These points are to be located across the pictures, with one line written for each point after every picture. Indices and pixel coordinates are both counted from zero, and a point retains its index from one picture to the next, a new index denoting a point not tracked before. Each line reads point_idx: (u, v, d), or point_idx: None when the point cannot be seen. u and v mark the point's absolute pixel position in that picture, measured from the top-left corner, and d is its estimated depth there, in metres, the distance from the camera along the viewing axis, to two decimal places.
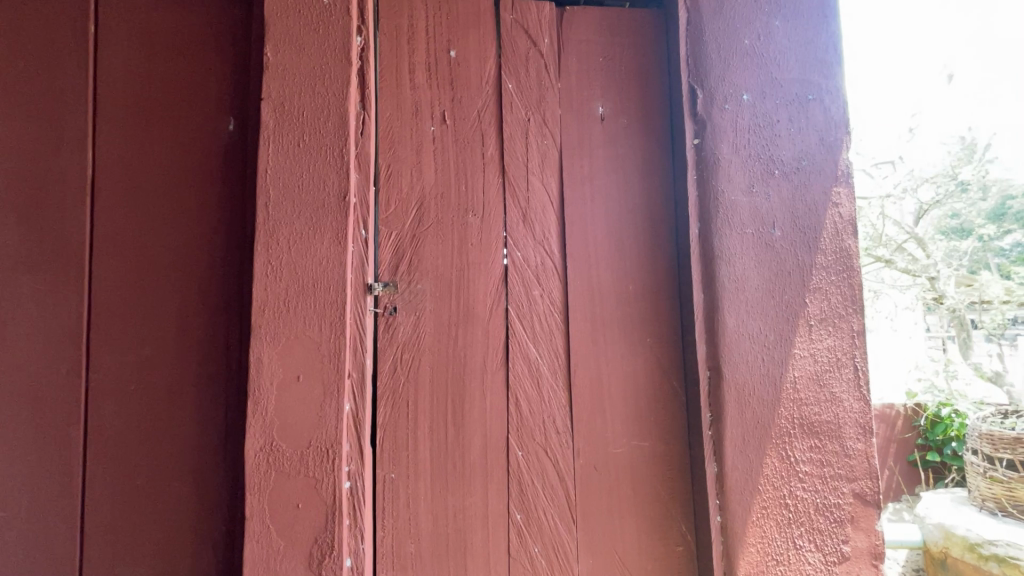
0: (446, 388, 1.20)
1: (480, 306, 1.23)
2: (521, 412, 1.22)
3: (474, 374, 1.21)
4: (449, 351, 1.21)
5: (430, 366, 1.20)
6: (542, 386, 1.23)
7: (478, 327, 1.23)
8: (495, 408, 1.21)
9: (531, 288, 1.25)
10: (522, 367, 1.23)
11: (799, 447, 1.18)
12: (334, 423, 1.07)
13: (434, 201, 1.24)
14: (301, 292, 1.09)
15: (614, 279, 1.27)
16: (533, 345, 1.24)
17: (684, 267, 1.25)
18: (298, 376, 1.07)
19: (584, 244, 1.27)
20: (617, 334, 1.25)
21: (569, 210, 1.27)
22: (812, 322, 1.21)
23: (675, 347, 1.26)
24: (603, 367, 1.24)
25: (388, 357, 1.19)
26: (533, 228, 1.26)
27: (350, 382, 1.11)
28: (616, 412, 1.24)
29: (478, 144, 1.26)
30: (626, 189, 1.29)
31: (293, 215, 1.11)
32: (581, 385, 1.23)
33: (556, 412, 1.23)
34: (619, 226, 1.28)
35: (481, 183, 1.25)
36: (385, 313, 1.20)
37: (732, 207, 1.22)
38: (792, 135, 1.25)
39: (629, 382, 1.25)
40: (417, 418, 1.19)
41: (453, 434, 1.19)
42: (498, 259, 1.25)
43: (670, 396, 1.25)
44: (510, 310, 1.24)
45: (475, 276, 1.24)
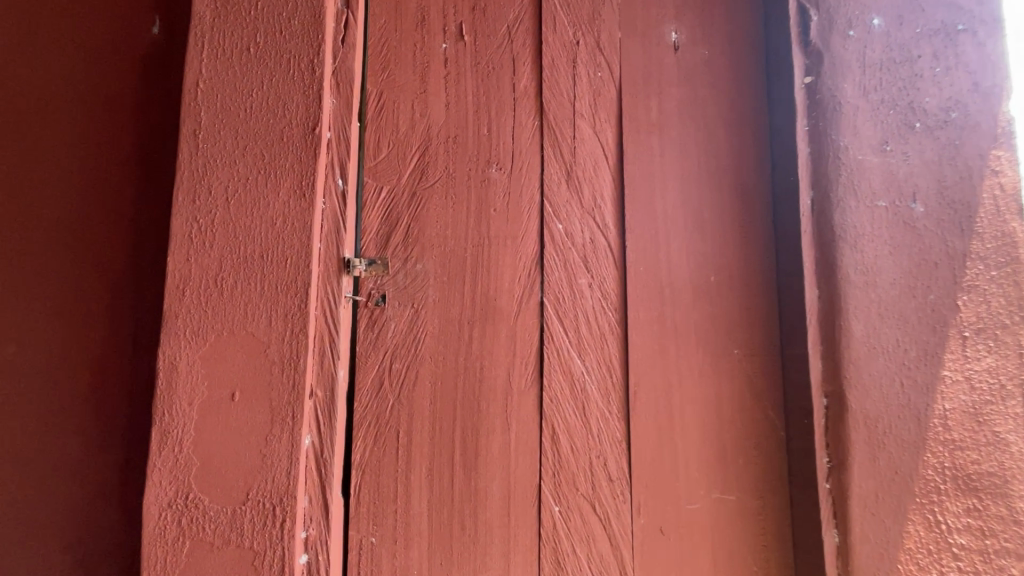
0: (454, 414, 0.84)
1: (505, 296, 0.87)
2: (559, 449, 0.86)
3: (495, 394, 0.85)
4: (460, 360, 0.85)
5: (433, 381, 0.84)
6: (589, 414, 0.87)
7: (500, 328, 0.87)
8: (523, 445, 0.85)
9: (576, 275, 0.90)
10: (562, 386, 0.87)
11: (954, 512, 0.80)
12: (287, 467, 0.71)
13: (444, 148, 0.88)
14: (242, 267, 0.73)
15: (689, 266, 0.92)
16: (578, 354, 0.88)
17: (786, 252, 0.91)
18: (233, 394, 0.71)
19: (649, 217, 0.92)
20: (693, 342, 0.90)
21: (629, 169, 0.92)
22: (969, 332, 0.83)
23: (772, 363, 0.91)
24: (675, 387, 0.89)
25: (373, 367, 0.83)
26: (579, 192, 0.91)
27: (312, 403, 0.75)
28: (691, 452, 0.88)
29: (508, 71, 0.91)
30: (706, 145, 0.95)
31: (235, 152, 0.74)
32: (643, 414, 0.88)
33: (608, 450, 0.87)
34: (697, 194, 0.93)
35: (510, 126, 0.90)
36: (370, 303, 0.84)
37: (858, 170, 0.87)
38: (940, 72, 0.90)
39: (710, 411, 0.89)
40: (411, 457, 0.82)
41: (462, 480, 0.83)
42: (532, 232, 0.89)
43: (765, 432, 0.90)
44: (547, 304, 0.88)
45: (498, 255, 0.88)
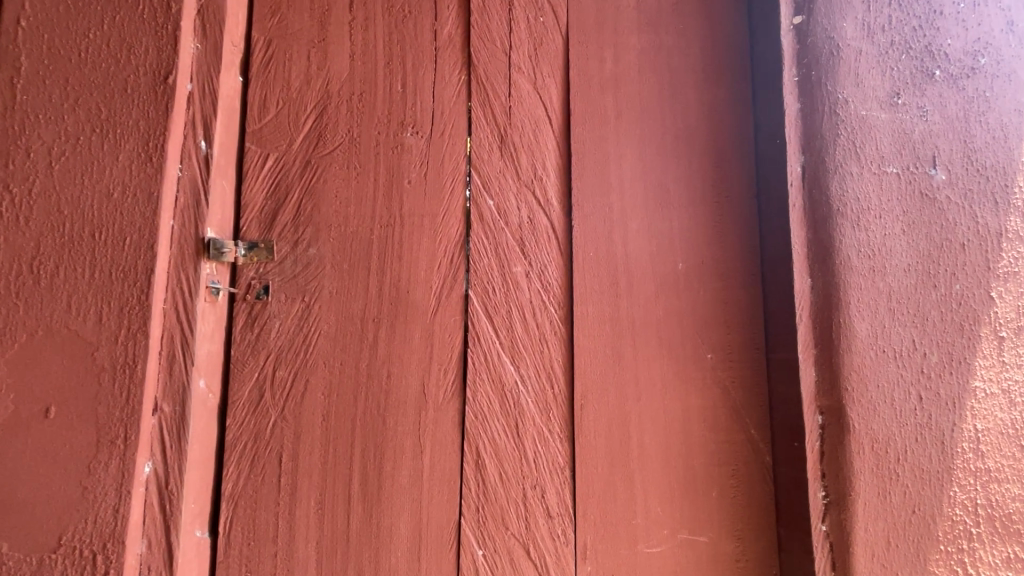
0: (352, 433, 0.68)
1: (420, 288, 0.71)
2: (484, 478, 0.69)
3: (404, 409, 0.69)
4: (361, 367, 0.69)
5: (326, 393, 0.68)
6: (523, 434, 0.70)
7: (413, 327, 0.70)
8: (440, 472, 0.69)
9: (510, 262, 0.73)
10: (490, 400, 0.70)
11: (990, 561, 0.65)
12: (114, 504, 0.55)
13: (348, 108, 0.72)
14: (66, 249, 0.58)
15: (651, 251, 0.75)
16: (511, 359, 0.71)
17: (771, 233, 0.73)
18: (47, 409, 0.55)
19: (603, 191, 0.75)
20: (656, 345, 0.73)
21: (577, 132, 0.76)
22: (1003, 333, 0.68)
23: (755, 371, 0.73)
24: (632, 401, 0.72)
25: (251, 374, 0.68)
26: (515, 160, 0.75)
27: (156, 421, 0.59)
28: (653, 482, 0.71)
29: (428, 16, 0.75)
30: (673, 104, 0.77)
31: (64, 105, 0.59)
32: (592, 434, 0.71)
33: (547, 479, 0.70)
34: (661, 163, 0.76)
35: (430, 82, 0.74)
36: (249, 296, 0.69)
37: (861, 129, 0.70)
38: (965, 9, 0.72)
39: (677, 430, 0.72)
40: (297, 488, 0.66)
41: (360, 516, 0.67)
42: (455, 210, 0.73)
43: (747, 456, 0.72)
44: (473, 297, 0.72)
45: (412, 237, 0.72)
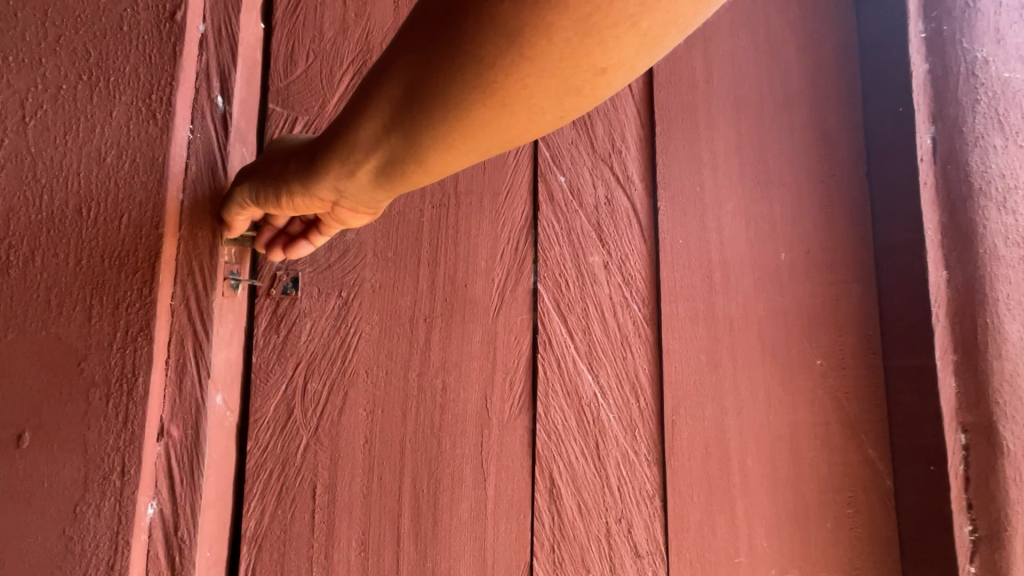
0: (401, 458, 0.55)
1: (480, 281, 0.59)
2: (560, 510, 0.57)
3: (463, 428, 0.57)
4: (412, 377, 0.57)
5: (368, 408, 0.56)
6: (605, 457, 0.59)
7: (472, 328, 0.58)
8: (507, 506, 0.57)
9: (585, 250, 0.61)
10: (564, 416, 0.59)
11: None
12: (107, 558, 0.42)
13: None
14: (47, 228, 0.45)
15: (749, 239, 0.64)
16: (589, 367, 0.60)
17: (894, 217, 0.62)
18: (21, 434, 0.43)
19: (692, 168, 0.64)
20: (759, 349, 0.62)
21: (659, 98, 0.65)
22: None
23: (876, 380, 0.62)
24: (732, 415, 0.60)
25: (278, 389, 0.55)
26: (589, 132, 0.64)
27: (161, 449, 0.46)
28: (757, 512, 0.59)
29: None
30: (767, 69, 0.67)
31: (42, 43, 0.46)
32: (686, 456, 0.59)
33: (633, 510, 0.58)
34: (755, 136, 0.66)
35: None
36: (274, 291, 0.56)
37: (1005, 93, 0.59)
38: None
39: (784, 451, 0.61)
40: (333, 527, 0.54)
41: (412, 560, 0.54)
42: (521, 188, 0.62)
43: (866, 481, 0.61)
44: (543, 292, 0.60)
45: (471, 221, 0.60)
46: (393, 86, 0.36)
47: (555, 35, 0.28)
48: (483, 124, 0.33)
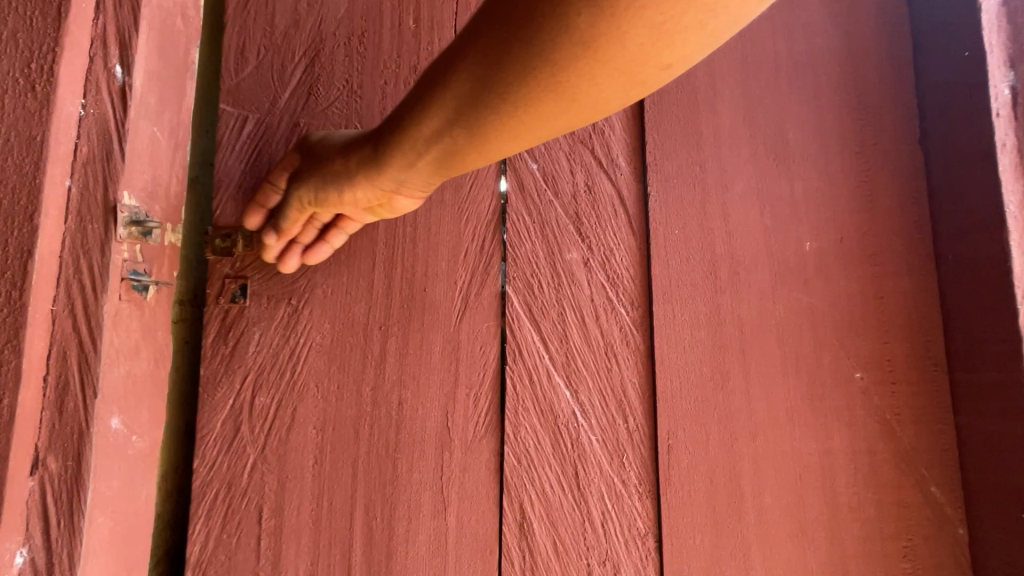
0: (347, 490, 0.46)
1: (441, 284, 0.50)
2: (530, 558, 0.47)
3: (415, 455, 0.47)
4: (360, 397, 0.48)
5: (321, 427, 0.47)
6: (585, 490, 0.48)
7: (427, 336, 0.49)
8: (466, 550, 0.46)
9: (562, 241, 0.51)
10: (537, 440, 0.48)
11: None
12: None
13: (348, 59, 0.54)
14: None
15: (767, 221, 0.52)
16: (566, 382, 0.49)
17: (962, 189, 0.48)
18: None
19: (691, 142, 0.53)
20: (778, 357, 0.50)
21: None
22: None
23: (940, 397, 0.49)
24: (743, 439, 0.48)
25: (224, 403, 0.48)
26: None
27: (36, 485, 0.38)
28: (780, 565, 0.47)
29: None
30: (786, 19, 0.55)
31: None
32: (685, 490, 0.48)
33: (620, 559, 0.47)
34: (771, 98, 0.54)
35: (450, 13, 0.56)
36: (222, 300, 0.49)
37: None
38: None
39: (814, 486, 0.48)
40: (281, 565, 0.46)
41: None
42: (486, 173, 0.52)
43: (928, 530, 0.47)
44: (512, 296, 0.50)
45: (424, 210, 0.51)
46: (463, 76, 0.33)
47: (628, 41, 0.27)
48: (544, 120, 0.32)
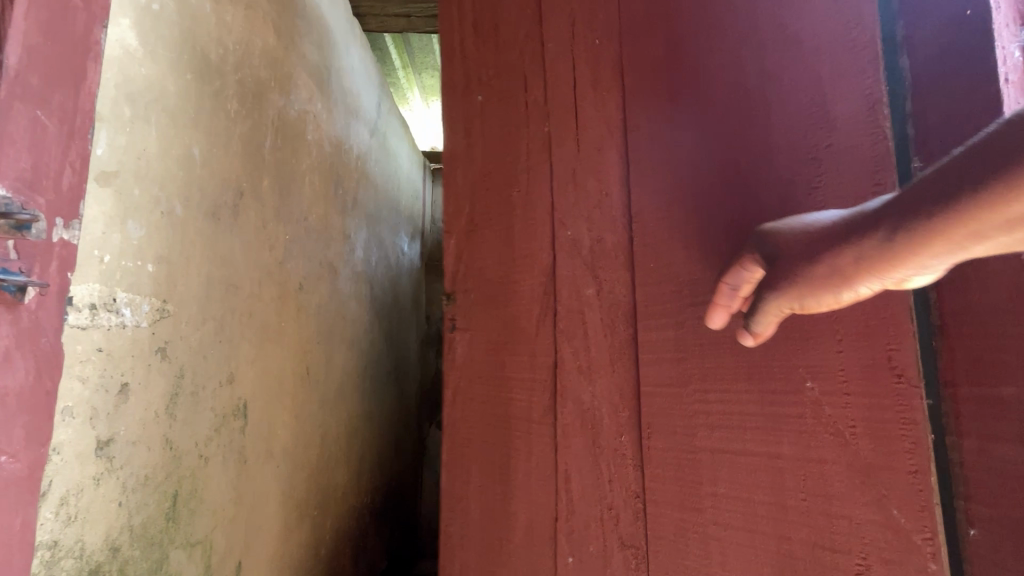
0: (494, 438, 0.70)
1: (525, 307, 0.70)
2: (570, 490, 0.65)
3: (519, 414, 0.69)
4: (495, 384, 0.71)
5: (482, 401, 0.72)
6: (601, 454, 0.63)
7: (521, 351, 0.70)
8: (537, 480, 0.67)
9: (580, 275, 0.66)
10: (569, 417, 0.65)
11: None
12: None
13: (478, 178, 0.76)
14: None
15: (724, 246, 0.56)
16: (586, 377, 0.65)
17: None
18: None
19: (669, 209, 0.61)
20: (731, 365, 0.55)
21: (642, 146, 0.64)
22: None
23: (911, 412, 0.45)
24: (701, 433, 0.57)
25: (451, 398, 0.73)
26: (586, 196, 0.67)
27: None
28: (728, 534, 0.55)
29: (526, 89, 0.74)
30: (762, 41, 0.57)
31: None
32: (658, 465, 0.59)
33: (621, 504, 0.62)
34: (738, 124, 0.57)
35: (523, 147, 0.73)
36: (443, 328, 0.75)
37: None
38: None
39: (763, 483, 0.53)
40: (466, 483, 0.71)
41: (495, 512, 0.69)
42: (546, 248, 0.69)
43: (891, 553, 0.46)
44: (556, 308, 0.67)
45: (519, 267, 0.71)
46: None
47: None
48: None
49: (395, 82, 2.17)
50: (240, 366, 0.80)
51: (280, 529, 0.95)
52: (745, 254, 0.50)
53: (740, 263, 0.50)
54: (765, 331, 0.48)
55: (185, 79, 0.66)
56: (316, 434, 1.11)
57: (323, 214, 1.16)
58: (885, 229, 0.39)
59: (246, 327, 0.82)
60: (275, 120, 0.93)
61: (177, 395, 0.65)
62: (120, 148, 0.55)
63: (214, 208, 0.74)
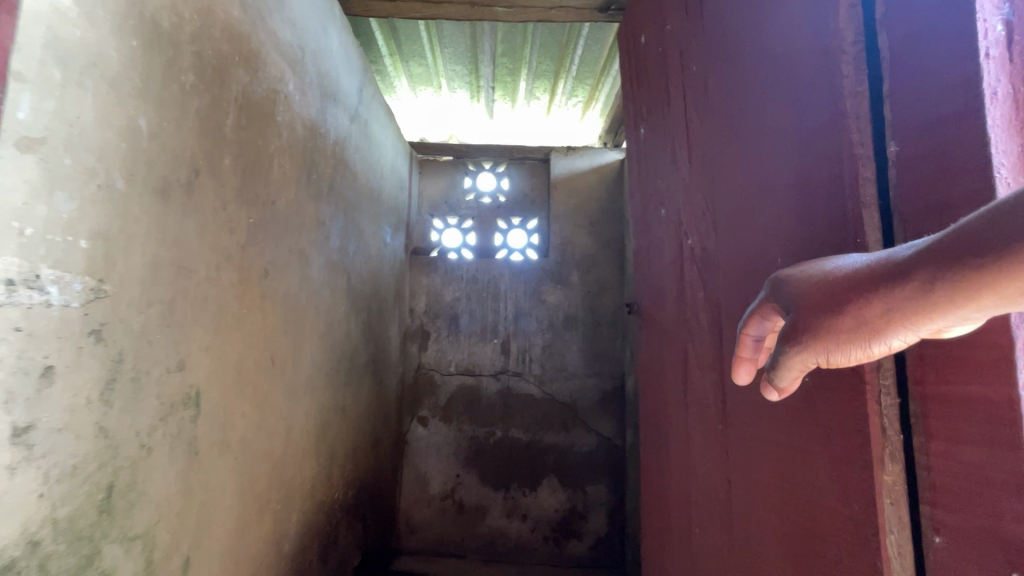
0: (663, 411, 0.94)
1: (672, 310, 0.89)
2: (695, 461, 0.79)
3: (674, 398, 0.88)
4: (663, 370, 0.94)
5: (656, 383, 0.99)
6: (708, 433, 0.75)
7: (670, 346, 0.90)
8: (685, 453, 0.84)
9: (696, 283, 0.78)
10: (693, 402, 0.80)
11: None
12: None
13: (648, 208, 1.03)
14: None
15: (752, 242, 0.62)
16: (697, 365, 0.78)
17: (923, 165, 0.41)
18: None
19: (725, 213, 0.69)
20: None
21: (712, 157, 0.73)
22: None
23: (861, 408, 0.45)
24: (752, 418, 0.63)
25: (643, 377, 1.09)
26: (693, 205, 0.79)
27: None
28: (763, 505, 0.60)
29: (666, 116, 0.91)
30: (771, 49, 0.59)
31: None
32: (733, 444, 0.68)
33: (716, 477, 0.73)
34: (759, 138, 0.61)
35: (668, 166, 0.91)
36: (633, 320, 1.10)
37: None
38: None
39: (783, 465, 0.57)
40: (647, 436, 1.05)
41: (666, 469, 0.93)
42: (677, 253, 0.86)
43: (852, 547, 0.46)
44: (686, 309, 0.82)
45: (666, 274, 0.92)
46: None
47: None
48: None
49: (383, 70, 2.12)
50: (193, 352, 0.77)
51: (238, 523, 0.91)
52: (763, 304, 0.50)
53: (760, 313, 0.50)
54: (790, 385, 0.46)
55: (131, 47, 0.62)
56: (281, 426, 1.08)
57: (294, 198, 1.12)
58: (920, 279, 0.37)
59: (199, 312, 0.78)
60: (238, 97, 0.89)
61: (115, 382, 0.61)
62: (48, 113, 0.51)
63: (164, 184, 0.69)
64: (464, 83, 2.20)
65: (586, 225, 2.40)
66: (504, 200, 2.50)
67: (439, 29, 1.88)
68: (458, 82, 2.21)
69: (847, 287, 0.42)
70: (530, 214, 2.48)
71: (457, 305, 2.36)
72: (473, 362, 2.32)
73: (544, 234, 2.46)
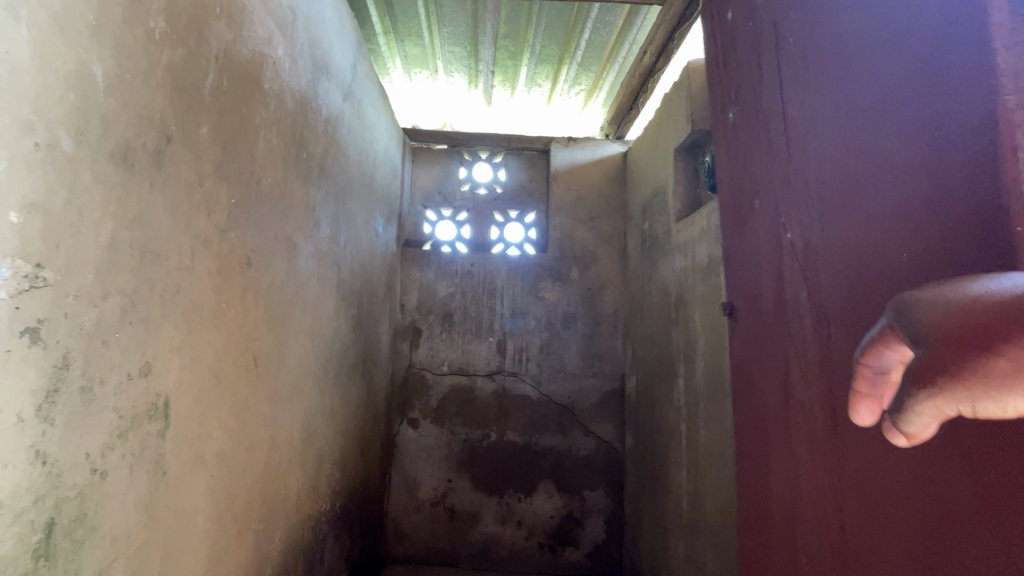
0: (743, 427, 0.83)
1: (762, 313, 0.78)
2: (787, 487, 0.69)
3: (760, 413, 0.77)
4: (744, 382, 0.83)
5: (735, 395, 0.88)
6: (805, 454, 0.64)
7: (756, 353, 0.79)
8: (772, 476, 0.73)
9: (796, 281, 0.68)
10: (788, 418, 0.69)
11: None
12: None
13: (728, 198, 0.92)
14: None
15: (869, 234, 0.53)
16: (795, 378, 0.68)
17: None
18: None
19: (834, 203, 0.60)
20: None
21: (818, 140, 0.63)
22: None
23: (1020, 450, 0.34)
24: (864, 443, 0.52)
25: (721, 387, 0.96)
26: (791, 196, 0.70)
27: None
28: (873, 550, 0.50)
29: (754, 98, 0.82)
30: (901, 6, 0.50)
31: None
32: (837, 471, 0.57)
33: (813, 509, 0.62)
34: (883, 111, 0.51)
35: (757, 151, 0.80)
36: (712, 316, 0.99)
37: None
38: None
39: (897, 506, 0.46)
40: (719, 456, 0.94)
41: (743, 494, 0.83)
42: (769, 248, 0.75)
43: None
44: (780, 313, 0.72)
45: (755, 271, 0.80)
46: None
47: None
48: None
49: (376, 49, 1.98)
50: (162, 354, 0.64)
51: (213, 551, 0.79)
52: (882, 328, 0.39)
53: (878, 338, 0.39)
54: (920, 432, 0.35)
55: None
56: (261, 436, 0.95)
57: (281, 179, 1.00)
58: None
59: (170, 307, 0.66)
60: (219, 57, 0.76)
61: (58, 393, 0.49)
62: None
63: (126, 150, 0.57)
64: (462, 67, 2.08)
65: (586, 219, 2.30)
66: (500, 191, 2.39)
67: (439, 6, 1.76)
68: (456, 66, 2.08)
69: (998, 320, 0.32)
70: (526, 207, 2.38)
71: (450, 301, 2.24)
72: (467, 361, 2.21)
73: (542, 229, 2.37)
